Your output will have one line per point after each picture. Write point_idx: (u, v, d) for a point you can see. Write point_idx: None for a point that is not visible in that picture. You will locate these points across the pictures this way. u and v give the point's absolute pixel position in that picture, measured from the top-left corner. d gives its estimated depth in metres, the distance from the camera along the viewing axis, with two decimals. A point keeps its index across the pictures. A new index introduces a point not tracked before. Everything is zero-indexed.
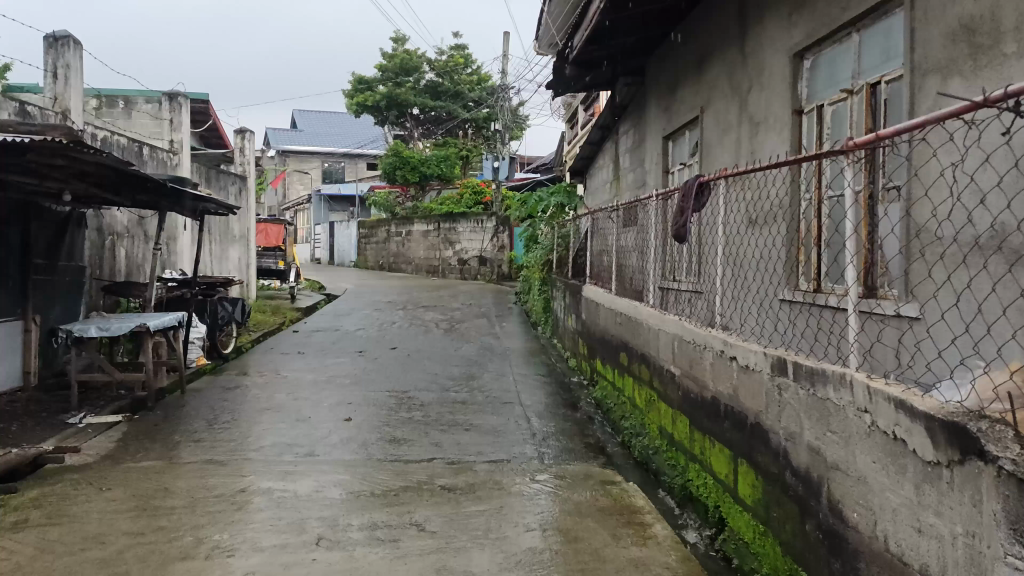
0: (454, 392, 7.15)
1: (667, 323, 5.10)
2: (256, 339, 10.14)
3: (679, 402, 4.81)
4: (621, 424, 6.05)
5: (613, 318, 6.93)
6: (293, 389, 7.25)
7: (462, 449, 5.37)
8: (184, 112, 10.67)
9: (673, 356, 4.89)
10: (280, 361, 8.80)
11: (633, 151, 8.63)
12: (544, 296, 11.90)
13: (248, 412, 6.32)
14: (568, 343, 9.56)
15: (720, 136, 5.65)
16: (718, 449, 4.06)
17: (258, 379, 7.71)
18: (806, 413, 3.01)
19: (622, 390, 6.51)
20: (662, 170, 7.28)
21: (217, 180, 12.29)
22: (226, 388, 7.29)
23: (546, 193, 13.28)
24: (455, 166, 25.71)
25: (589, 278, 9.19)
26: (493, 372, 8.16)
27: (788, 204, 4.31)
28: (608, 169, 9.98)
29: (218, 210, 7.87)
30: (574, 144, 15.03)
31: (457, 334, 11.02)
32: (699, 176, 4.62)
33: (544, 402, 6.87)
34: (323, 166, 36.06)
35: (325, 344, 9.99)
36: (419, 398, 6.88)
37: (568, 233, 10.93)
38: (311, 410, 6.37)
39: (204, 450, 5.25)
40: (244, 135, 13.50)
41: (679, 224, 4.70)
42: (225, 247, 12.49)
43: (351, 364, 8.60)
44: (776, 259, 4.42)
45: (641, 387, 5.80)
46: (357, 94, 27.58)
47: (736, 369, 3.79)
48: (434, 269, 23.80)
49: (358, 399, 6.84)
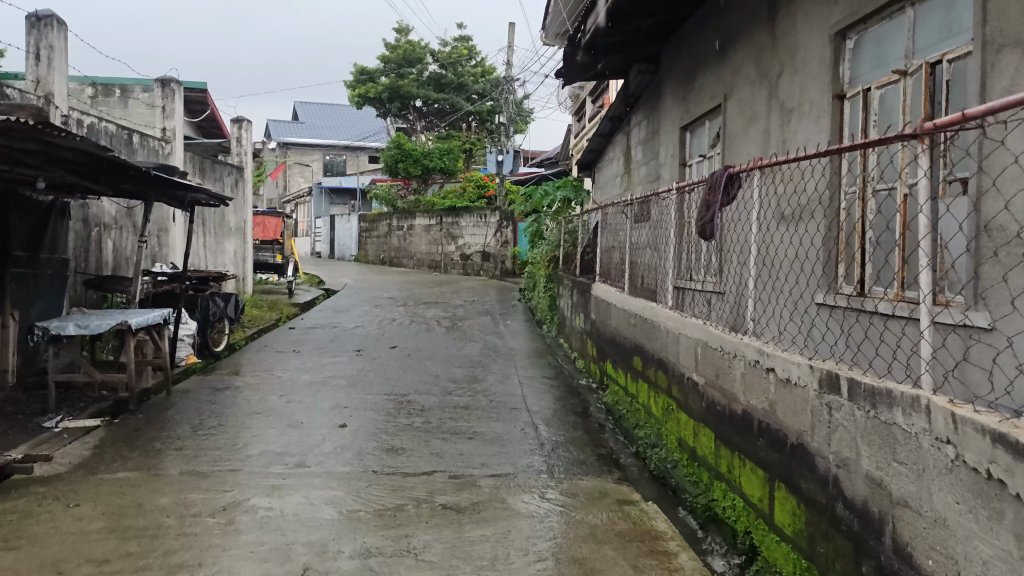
0: (456, 396, 6.76)
1: (688, 326, 4.69)
2: (250, 335, 9.74)
3: (702, 414, 4.41)
4: (635, 433, 5.65)
5: (625, 320, 6.52)
6: (287, 391, 6.86)
7: (463, 461, 4.97)
8: (177, 99, 10.27)
9: (697, 364, 4.49)
10: (274, 360, 8.41)
11: (646, 143, 8.21)
12: (550, 294, 11.51)
13: (238, 415, 5.93)
14: (576, 343, 9.16)
15: (746, 125, 5.24)
16: (750, 468, 3.66)
17: (251, 379, 7.33)
18: (865, 439, 2.62)
19: (635, 397, 6.11)
20: (679, 163, 6.86)
21: (213, 170, 11.88)
22: (216, 389, 6.90)
23: (552, 187, 12.87)
24: (458, 159, 25.31)
25: (599, 275, 8.79)
26: (497, 374, 7.76)
27: (827, 198, 3.91)
28: (619, 162, 9.57)
29: (208, 201, 7.47)
30: (581, 137, 14.63)
31: (460, 332, 10.62)
32: (728, 167, 4.21)
33: (552, 408, 6.47)
34: (324, 159, 35.64)
35: (323, 342, 9.60)
36: (419, 402, 6.48)
37: (575, 228, 10.52)
38: (304, 415, 5.98)
39: (187, 459, 4.85)
40: (241, 125, 13.08)
41: (706, 219, 4.29)
42: (220, 239, 12.09)
43: (349, 363, 8.21)
44: (812, 259, 4.01)
45: (658, 395, 5.40)
46: (359, 86, 27.23)
47: (773, 382, 3.38)
48: (437, 264, 23.47)
49: (355, 402, 6.45)
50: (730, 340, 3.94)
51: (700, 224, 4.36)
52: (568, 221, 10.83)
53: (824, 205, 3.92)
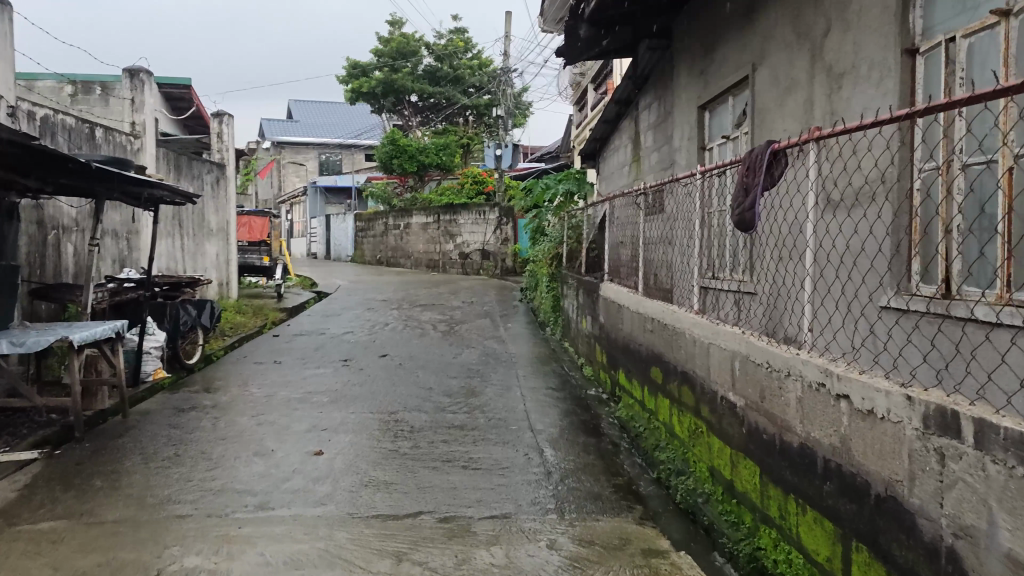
0: (451, 413, 6.00)
1: (721, 334, 3.94)
2: (228, 345, 8.98)
3: (741, 441, 3.66)
4: (655, 456, 4.91)
5: (640, 325, 5.75)
6: (261, 409, 6.10)
7: (456, 497, 4.21)
8: (147, 91, 9.45)
9: (734, 380, 3.73)
10: (252, 373, 7.66)
11: (657, 128, 7.46)
12: (553, 294, 10.76)
13: (199, 442, 5.18)
14: (582, 347, 8.43)
15: (781, 97, 4.48)
16: (812, 519, 2.90)
17: (223, 396, 6.58)
18: (1005, 504, 1.88)
19: (654, 414, 5.35)
20: (698, 147, 6.10)
21: (191, 168, 11.10)
22: (181, 409, 6.14)
23: (553, 181, 12.01)
24: (455, 154, 24.57)
25: (606, 274, 8.04)
26: (497, 385, 7.02)
27: (895, 176, 3.15)
28: (626, 149, 8.82)
29: (174, 199, 6.75)
30: (583, 129, 13.89)
31: (457, 337, 9.87)
32: (770, 141, 3.43)
33: (558, 425, 5.72)
34: (319, 158, 34.90)
35: (309, 351, 8.84)
36: (408, 422, 5.73)
37: (579, 223, 9.78)
38: (278, 440, 5.23)
39: (129, 502, 4.10)
40: (222, 119, 12.30)
41: (744, 207, 3.53)
42: (200, 241, 11.34)
43: (333, 375, 7.46)
44: (872, 252, 3.27)
45: (682, 413, 4.65)
46: (352, 80, 26.55)
47: (846, 412, 2.63)
48: (434, 263, 22.75)
49: (336, 423, 5.70)
50: (779, 353, 3.19)
51: (736, 213, 3.61)
52: (570, 216, 10.09)
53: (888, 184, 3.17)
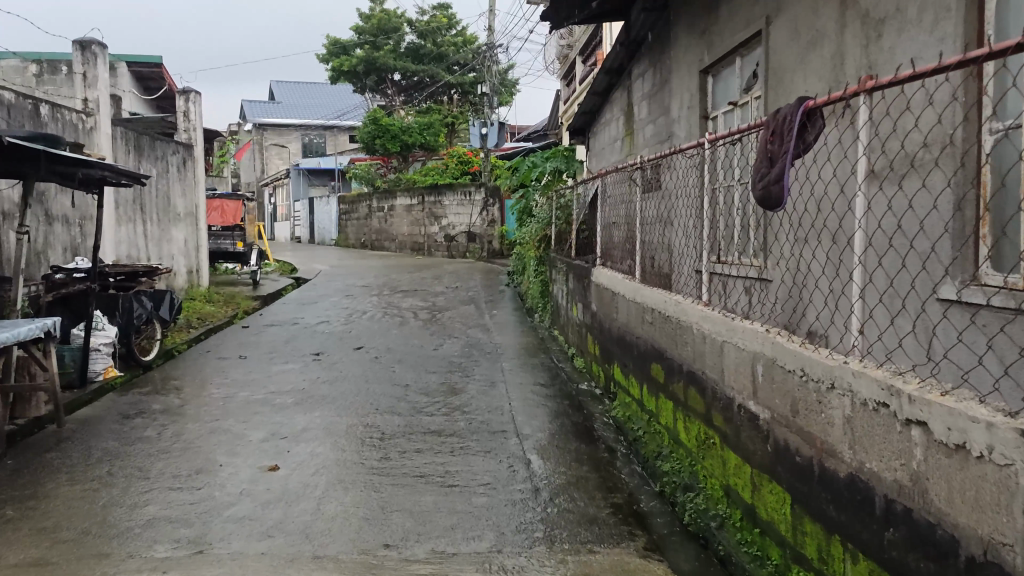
0: (428, 416, 5.38)
1: (738, 332, 3.33)
2: (191, 339, 8.34)
3: (766, 460, 3.05)
4: (658, 466, 4.32)
5: (637, 317, 5.12)
6: (216, 414, 5.46)
7: (424, 525, 3.60)
8: (100, 65, 8.71)
9: (756, 387, 3.12)
10: (214, 370, 7.01)
11: (653, 97, 6.82)
12: (541, 279, 10.15)
13: (139, 457, 4.54)
14: (573, 337, 7.82)
15: (805, 53, 3.83)
16: (867, 571, 2.29)
17: (177, 399, 5.93)
18: None
19: (655, 417, 4.75)
20: (700, 116, 5.46)
21: (153, 149, 10.35)
22: (127, 415, 5.49)
23: (541, 158, 11.30)
24: (439, 134, 23.84)
25: (599, 257, 7.42)
26: (480, 382, 6.39)
27: (958, 137, 2.52)
28: (619, 123, 8.17)
29: (120, 180, 6.10)
30: (572, 104, 13.24)
31: (440, 326, 9.25)
32: (800, 99, 2.79)
33: (547, 429, 5.10)
34: (302, 139, 34.07)
35: (279, 344, 8.20)
36: (380, 428, 5.10)
37: (569, 202, 9.15)
38: (229, 453, 4.60)
39: (40, 538, 3.46)
40: (188, 96, 11.53)
41: (769, 178, 2.89)
42: (165, 227, 10.63)
43: (302, 372, 6.83)
44: (928, 232, 2.66)
45: (689, 420, 4.04)
46: (333, 58, 25.86)
47: (920, 443, 2.02)
48: (420, 246, 22.07)
49: (298, 430, 5.07)
50: (818, 358, 2.58)
51: (757, 187, 2.97)
52: (560, 195, 9.46)
53: (946, 145, 2.56)
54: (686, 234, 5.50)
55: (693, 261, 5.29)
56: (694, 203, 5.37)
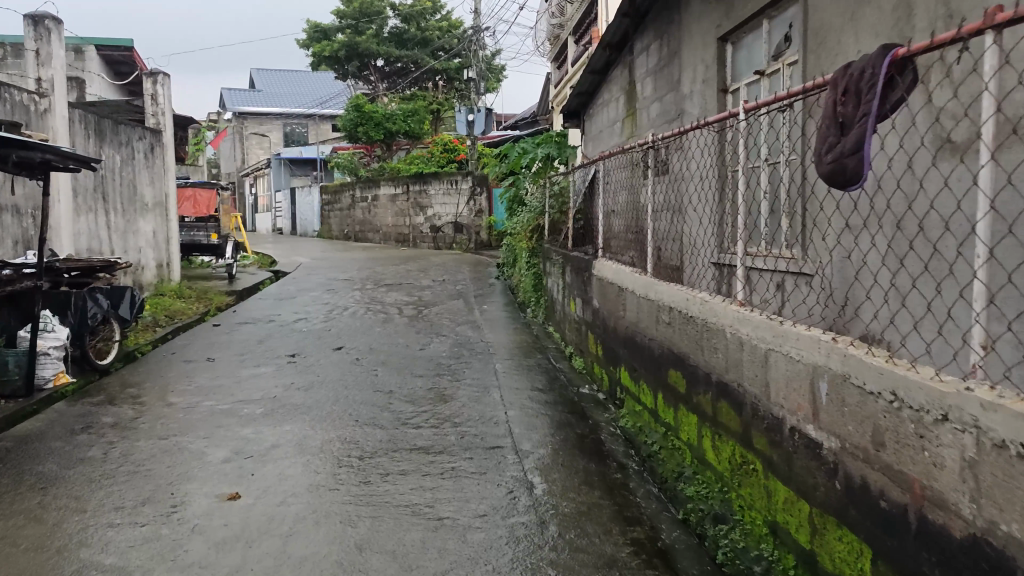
0: (413, 429, 4.78)
1: (788, 339, 2.75)
2: (156, 339, 7.69)
3: (833, 502, 2.46)
4: (680, 489, 3.74)
5: (649, 316, 4.53)
6: (174, 429, 4.84)
7: (409, 571, 3.00)
8: (55, 41, 8.01)
9: (816, 409, 2.55)
10: (178, 374, 6.38)
11: (659, 73, 6.21)
12: (534, 271, 9.55)
13: (80, 483, 3.91)
14: (570, 335, 7.23)
15: (859, 6, 3.23)
16: None
17: (132, 410, 5.30)
18: None
19: (673, 430, 4.18)
20: (719, 89, 4.85)
21: (117, 134, 9.62)
22: (73, 431, 4.86)
23: (532, 143, 10.63)
24: (423, 122, 23.18)
25: (599, 249, 6.83)
26: (471, 387, 5.79)
27: None
28: (618, 103, 7.57)
29: (68, 165, 5.48)
30: (563, 87, 12.64)
31: (426, 323, 8.64)
32: (885, 48, 2.20)
33: (549, 444, 4.51)
34: (283, 128, 33.28)
35: (252, 344, 7.56)
36: (360, 445, 4.49)
37: (564, 189, 8.54)
38: (181, 476, 3.99)
39: None
40: (156, 79, 10.81)
41: (841, 149, 2.30)
42: (131, 219, 9.92)
43: (275, 376, 6.21)
44: None
45: (720, 438, 3.45)
46: (314, 44, 25.20)
47: None
48: (404, 237, 21.41)
49: (265, 447, 4.45)
50: (912, 378, 2.01)
51: (823, 163, 2.39)
52: (554, 182, 8.85)
53: None
54: (703, 222, 4.93)
55: (712, 253, 4.72)
56: (712, 187, 4.79)
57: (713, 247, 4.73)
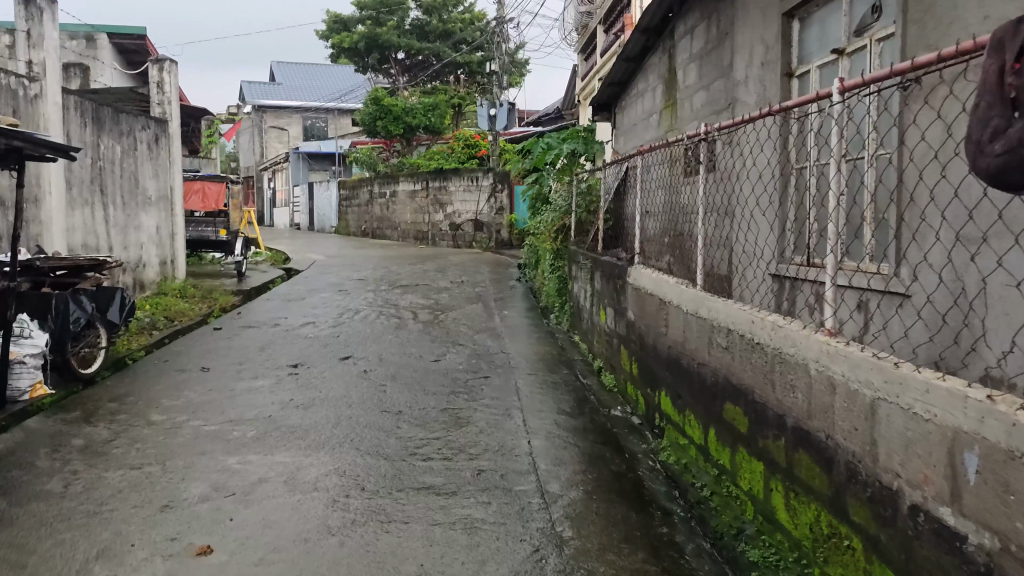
0: (423, 461, 4.15)
1: (906, 387, 2.09)
2: (151, 343, 7.10)
3: None
4: (741, 551, 3.08)
5: (699, 337, 3.88)
6: (151, 455, 4.24)
7: None
8: (47, 21, 7.50)
9: (958, 489, 1.89)
10: (167, 385, 5.80)
11: (705, 57, 5.55)
12: (559, 275, 8.90)
13: (29, 529, 3.32)
14: (600, 348, 6.57)
15: None
16: None
17: (109, 430, 4.71)
18: None
19: (729, 475, 3.52)
20: (784, 73, 4.17)
21: (118, 123, 9.05)
22: (37, 455, 4.27)
23: (556, 138, 9.88)
24: (444, 116, 22.61)
25: (633, 254, 6.17)
26: (489, 408, 5.16)
27: None
28: (655, 93, 6.91)
29: (43, 152, 4.90)
30: (592, 78, 11.97)
31: (443, 329, 8.02)
32: None
33: (580, 485, 3.86)
34: (303, 122, 32.85)
35: (253, 352, 6.95)
36: (361, 482, 3.87)
37: (593, 186, 7.88)
38: (145, 522, 3.39)
39: None
40: (163, 66, 10.28)
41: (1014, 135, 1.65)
42: (132, 213, 9.36)
43: (273, 390, 5.61)
44: None
45: (799, 496, 2.79)
46: (333, 35, 24.81)
47: None
48: (422, 235, 20.81)
49: (252, 482, 3.84)
50: None
51: (988, 155, 1.74)
52: (581, 179, 8.19)
53: None
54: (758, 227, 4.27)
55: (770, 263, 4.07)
56: (776, 187, 4.12)
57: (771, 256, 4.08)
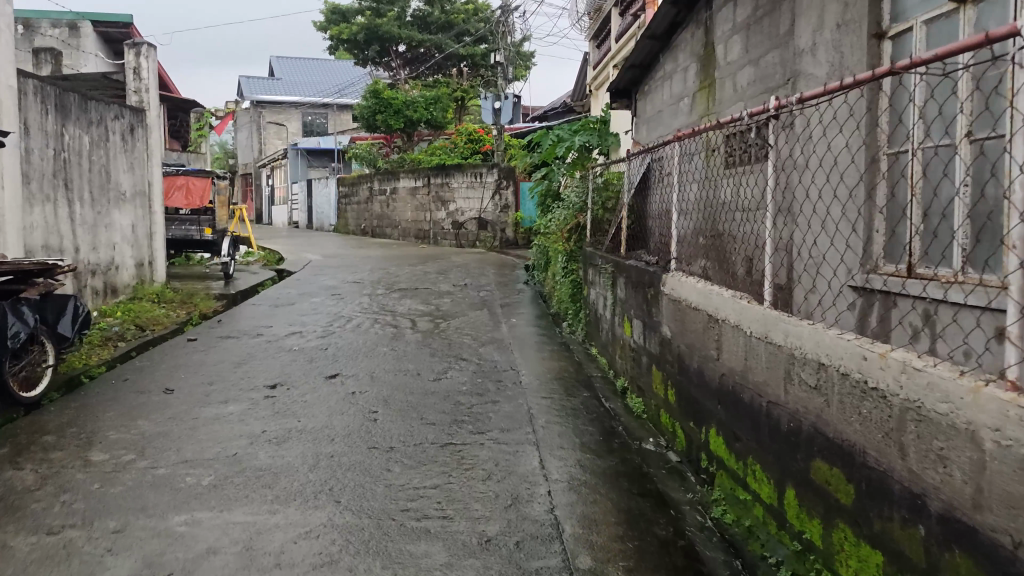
0: (418, 521, 3.31)
1: None
2: (113, 358, 6.28)
3: None
4: None
5: (772, 368, 3.02)
6: (78, 510, 3.40)
7: None
8: None
9: None
10: (120, 411, 4.95)
11: (754, 27, 4.69)
12: (572, 279, 8.07)
13: None
14: (624, 365, 5.71)
15: None
16: None
17: (36, 472, 3.87)
18: None
19: (819, 555, 2.66)
20: (874, 32, 3.31)
21: (87, 111, 8.20)
22: None
23: (568, 130, 9.03)
24: (446, 110, 21.73)
25: (662, 258, 5.32)
26: (497, 443, 4.31)
27: None
28: (687, 74, 6.05)
29: None
30: (606, 65, 11.09)
31: (443, 340, 7.18)
32: None
33: (618, 559, 3.01)
34: (302, 118, 32.00)
35: (229, 368, 6.11)
36: (338, 554, 3.01)
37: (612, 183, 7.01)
38: None
39: None
40: (140, 50, 9.43)
41: None
42: (103, 209, 8.53)
43: (244, 419, 4.78)
44: None
45: None
46: (331, 27, 23.96)
47: None
48: (423, 234, 19.97)
49: (199, 555, 2.99)
50: None
51: None
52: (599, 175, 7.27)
53: None
54: (818, 228, 3.44)
55: (845, 273, 3.21)
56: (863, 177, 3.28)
57: (844, 262, 3.25)
